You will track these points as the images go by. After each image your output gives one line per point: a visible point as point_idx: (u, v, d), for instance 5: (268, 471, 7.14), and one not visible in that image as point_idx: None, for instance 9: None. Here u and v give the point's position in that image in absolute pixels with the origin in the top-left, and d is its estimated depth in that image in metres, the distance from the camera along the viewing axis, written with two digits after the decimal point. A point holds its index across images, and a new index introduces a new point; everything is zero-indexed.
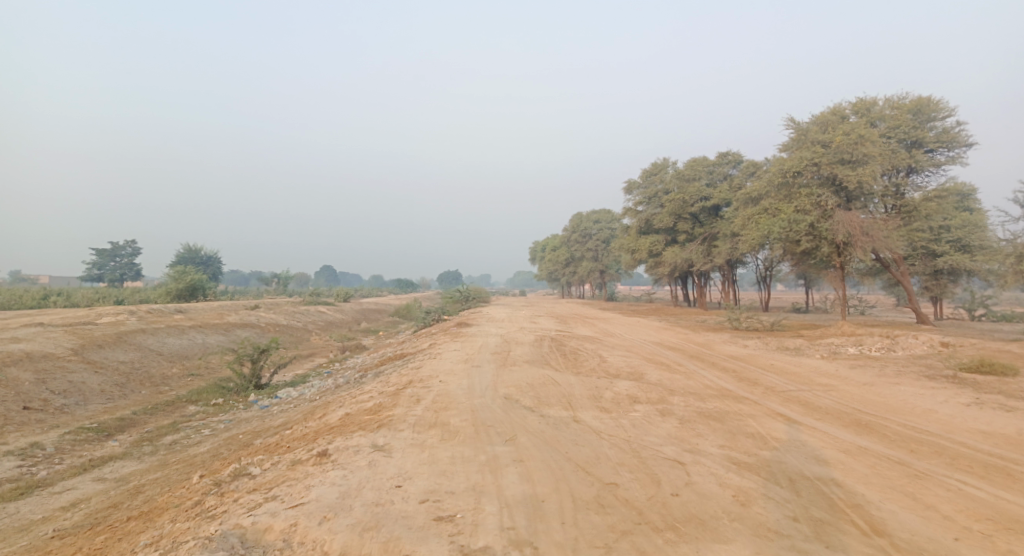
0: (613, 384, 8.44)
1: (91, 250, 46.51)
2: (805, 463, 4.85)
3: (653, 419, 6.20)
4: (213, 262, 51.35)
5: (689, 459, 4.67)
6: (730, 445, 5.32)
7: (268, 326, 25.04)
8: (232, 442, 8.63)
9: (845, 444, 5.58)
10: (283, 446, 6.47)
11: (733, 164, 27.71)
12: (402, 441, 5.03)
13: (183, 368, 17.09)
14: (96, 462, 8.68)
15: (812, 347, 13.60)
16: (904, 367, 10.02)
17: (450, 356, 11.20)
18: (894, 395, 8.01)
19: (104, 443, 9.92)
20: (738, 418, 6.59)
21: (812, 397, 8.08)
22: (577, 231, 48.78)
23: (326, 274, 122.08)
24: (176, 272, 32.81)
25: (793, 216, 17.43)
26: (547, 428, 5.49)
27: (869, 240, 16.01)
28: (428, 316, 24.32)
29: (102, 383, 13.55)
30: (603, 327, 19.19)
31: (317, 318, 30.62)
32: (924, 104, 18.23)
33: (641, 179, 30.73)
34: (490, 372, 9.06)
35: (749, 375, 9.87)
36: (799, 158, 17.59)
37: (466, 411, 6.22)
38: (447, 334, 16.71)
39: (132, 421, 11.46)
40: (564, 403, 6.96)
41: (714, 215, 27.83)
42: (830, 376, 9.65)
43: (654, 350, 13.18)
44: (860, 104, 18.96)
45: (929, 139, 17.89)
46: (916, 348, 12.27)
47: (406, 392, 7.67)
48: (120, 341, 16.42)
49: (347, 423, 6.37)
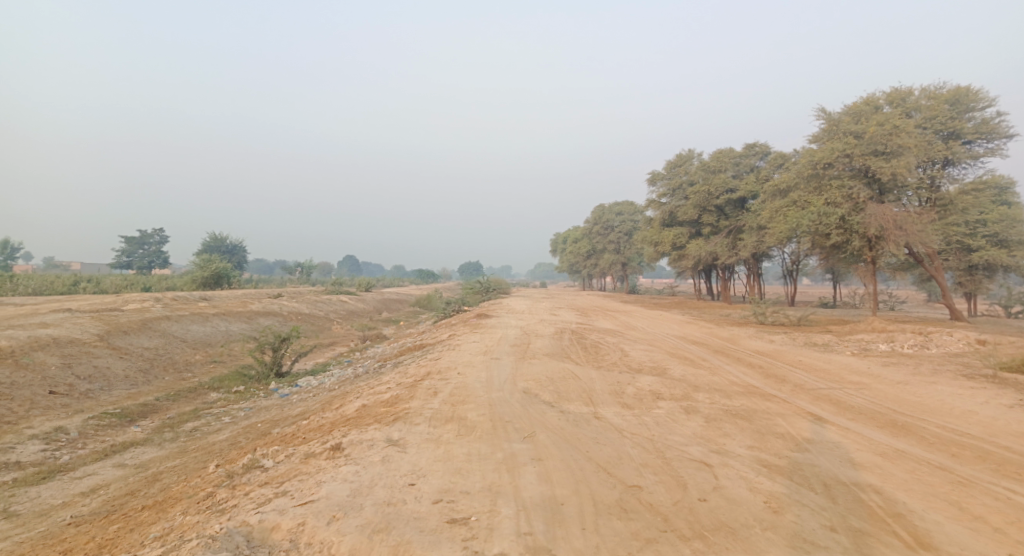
0: (635, 379, 8.20)
1: (122, 238, 47.70)
2: (839, 467, 4.55)
3: (677, 417, 5.95)
4: (238, 251, 52.24)
5: (716, 461, 4.42)
6: (759, 446, 5.05)
7: (290, 314, 25.36)
8: (250, 431, 8.66)
9: (882, 447, 5.25)
10: (298, 437, 6.42)
11: (760, 155, 26.92)
12: (418, 436, 4.89)
13: (206, 355, 17.36)
14: (117, 448, 8.81)
15: (841, 344, 13.11)
16: (941, 366, 9.53)
17: (468, 348, 11.07)
18: (931, 394, 7.59)
19: (126, 428, 10.08)
20: (766, 417, 6.30)
21: (843, 395, 7.71)
22: (598, 223, 48.23)
23: (349, 264, 123.63)
24: (202, 260, 33.43)
25: (823, 208, 16.82)
26: (567, 425, 5.30)
27: (903, 235, 15.31)
28: (447, 306, 24.28)
29: (127, 369, 13.82)
30: (624, 319, 18.89)
31: (339, 308, 30.92)
32: (963, 93, 17.30)
33: (665, 171, 30.12)
34: (509, 365, 8.91)
35: (776, 371, 9.52)
36: (830, 149, 16.95)
37: (484, 405, 6.06)
38: (466, 325, 16.59)
39: (154, 407, 11.64)
40: (585, 398, 6.75)
41: (739, 208, 27.12)
42: (861, 373, 9.24)
43: (677, 344, 12.86)
44: (895, 94, 18.14)
45: (967, 130, 17.01)
46: (951, 345, 11.70)
47: (423, 384, 7.55)
48: (145, 327, 16.74)
49: (363, 416, 6.28)
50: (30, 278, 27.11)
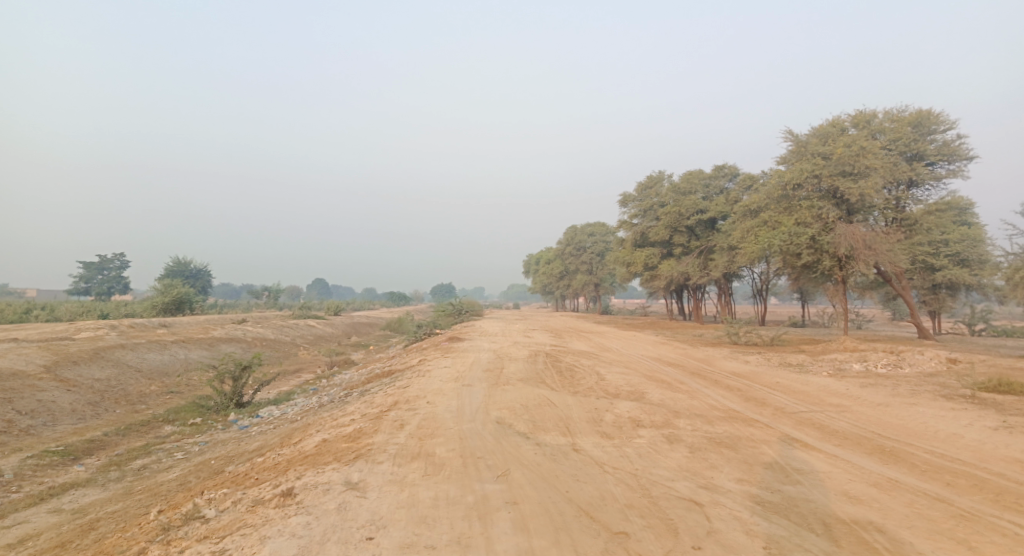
0: (614, 405, 7.86)
1: (78, 263, 45.32)
2: (836, 504, 4.29)
3: (660, 448, 5.62)
4: (203, 275, 50.47)
5: (706, 500, 4.11)
6: (748, 479, 4.76)
7: (255, 340, 24.28)
8: (203, 469, 7.94)
9: (874, 477, 5.02)
10: (252, 477, 5.81)
11: (729, 177, 27.43)
12: (380, 478, 4.41)
13: (162, 385, 16.30)
14: (55, 490, 7.95)
15: (816, 364, 13.10)
16: (918, 386, 9.48)
17: (440, 374, 10.56)
18: (913, 417, 7.48)
19: (69, 467, 9.20)
20: (751, 445, 6.04)
21: (825, 419, 7.53)
22: (571, 244, 48.40)
23: (319, 287, 120.98)
24: (163, 285, 32.03)
25: (794, 229, 17.09)
26: (544, 460, 4.91)
27: (872, 254, 15.61)
28: (420, 329, 23.67)
29: (74, 402, 12.80)
30: (600, 341, 18.66)
31: (307, 333, 29.89)
32: (924, 116, 17.99)
33: (637, 192, 30.43)
34: (482, 392, 8.47)
35: (755, 394, 9.33)
36: (799, 170, 17.31)
37: (454, 439, 5.61)
38: (437, 350, 16.01)
39: (101, 443, 10.71)
40: (562, 428, 6.37)
41: (710, 229, 27.50)
42: (840, 395, 9.12)
43: (654, 366, 12.64)
44: (859, 117, 18.75)
45: (929, 152, 17.64)
46: (924, 364, 11.79)
47: (390, 416, 7.04)
48: (97, 357, 15.66)
49: (323, 453, 5.73)
50: None
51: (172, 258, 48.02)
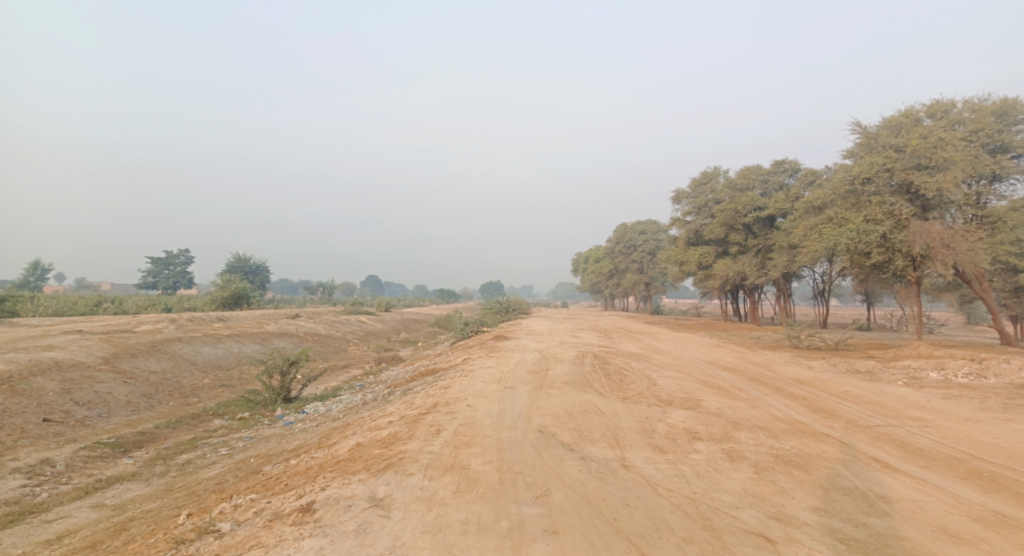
0: (666, 414, 7.23)
1: (150, 259, 48.12)
2: (936, 544, 3.56)
3: (721, 466, 4.99)
4: (261, 271, 52.52)
5: (779, 535, 3.50)
6: (826, 507, 4.08)
7: (306, 335, 24.86)
8: (241, 468, 7.92)
9: (978, 508, 4.22)
10: (280, 483, 5.66)
11: (789, 173, 25.74)
12: (407, 494, 4.11)
13: (214, 379, 16.80)
14: (101, 484, 8.14)
15: (888, 371, 11.92)
16: (1013, 400, 8.31)
17: (481, 375, 10.18)
18: (1013, 435, 6.46)
19: (118, 460, 9.46)
20: (825, 464, 5.31)
21: (908, 436, 6.62)
22: (621, 243, 47.16)
23: (371, 285, 124.24)
24: (222, 281, 33.42)
25: (862, 226, 15.71)
26: (589, 477, 4.43)
27: (952, 254, 14.10)
28: (466, 327, 23.52)
29: (129, 394, 13.29)
30: (649, 342, 17.87)
31: (357, 329, 30.42)
32: (1010, 105, 16.18)
33: (690, 189, 29.18)
34: (525, 396, 8.03)
35: (823, 405, 8.44)
36: (869, 163, 15.98)
37: (491, 449, 5.20)
38: (481, 349, 15.74)
39: (151, 436, 11.02)
40: (610, 439, 5.84)
41: (768, 226, 25.97)
42: (920, 407, 8.11)
43: (709, 371, 11.84)
44: (935, 106, 17.00)
45: (1016, 143, 15.77)
46: (1014, 375, 10.44)
47: (426, 420, 6.73)
48: (154, 350, 16.30)
49: (353, 460, 5.50)
50: (55, 298, 27.29)
51: (232, 255, 50.26)
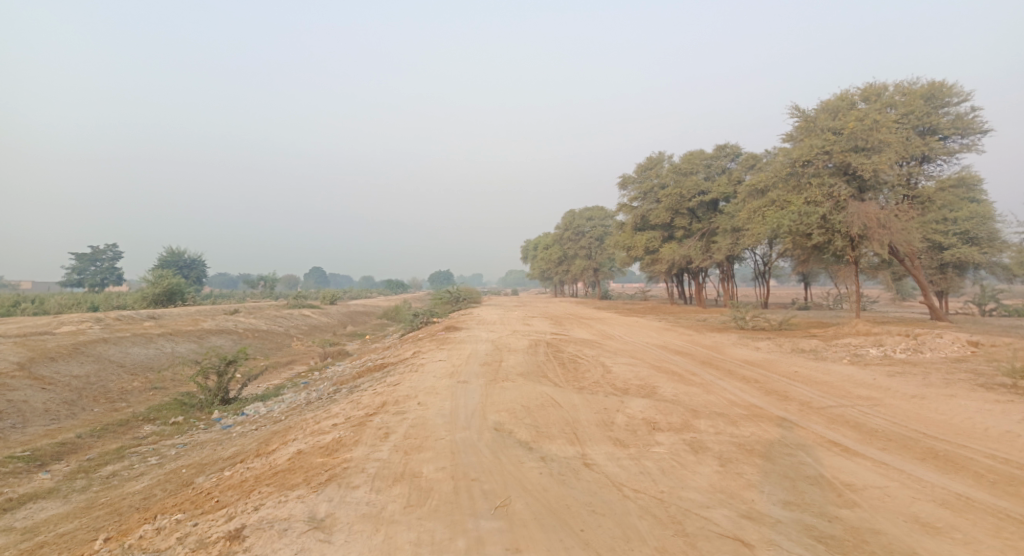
0: (625, 404, 7.07)
1: (71, 253, 44.27)
2: (911, 537, 3.54)
3: (685, 459, 4.84)
4: (198, 266, 49.42)
5: (756, 537, 3.35)
6: (797, 501, 4.00)
7: (246, 331, 23.47)
8: (172, 480, 7.16)
9: (941, 493, 4.26)
10: (210, 500, 5.04)
11: (731, 157, 26.44)
12: (351, 512, 3.68)
13: (146, 381, 15.51)
14: (10, 505, 7.18)
15: (831, 349, 12.36)
16: (950, 375, 8.73)
17: (433, 368, 9.72)
18: (956, 411, 6.72)
19: (33, 475, 8.45)
20: (786, 451, 5.28)
21: (860, 416, 6.75)
22: (569, 229, 47.42)
23: (317, 276, 120.06)
24: (153, 276, 31.10)
25: (804, 208, 16.22)
26: (553, 481, 4.13)
27: (887, 233, 14.78)
28: (416, 318, 22.81)
29: (49, 402, 12.02)
30: (602, 328, 17.90)
31: (301, 323, 29.08)
32: (937, 89, 17.12)
33: (636, 174, 29.48)
34: (479, 391, 7.66)
35: (775, 386, 8.55)
36: (809, 146, 16.47)
37: (445, 454, 4.80)
38: (433, 340, 15.24)
39: (73, 447, 9.95)
40: (570, 435, 5.59)
41: (712, 210, 26.65)
42: (867, 386, 8.36)
43: (662, 356, 11.87)
44: (869, 90, 17.70)
45: (944, 125, 16.80)
46: (946, 349, 11.05)
47: (373, 422, 6.22)
48: (76, 352, 14.85)
49: (294, 471, 4.97)
50: None
51: (165, 249, 47.12)
